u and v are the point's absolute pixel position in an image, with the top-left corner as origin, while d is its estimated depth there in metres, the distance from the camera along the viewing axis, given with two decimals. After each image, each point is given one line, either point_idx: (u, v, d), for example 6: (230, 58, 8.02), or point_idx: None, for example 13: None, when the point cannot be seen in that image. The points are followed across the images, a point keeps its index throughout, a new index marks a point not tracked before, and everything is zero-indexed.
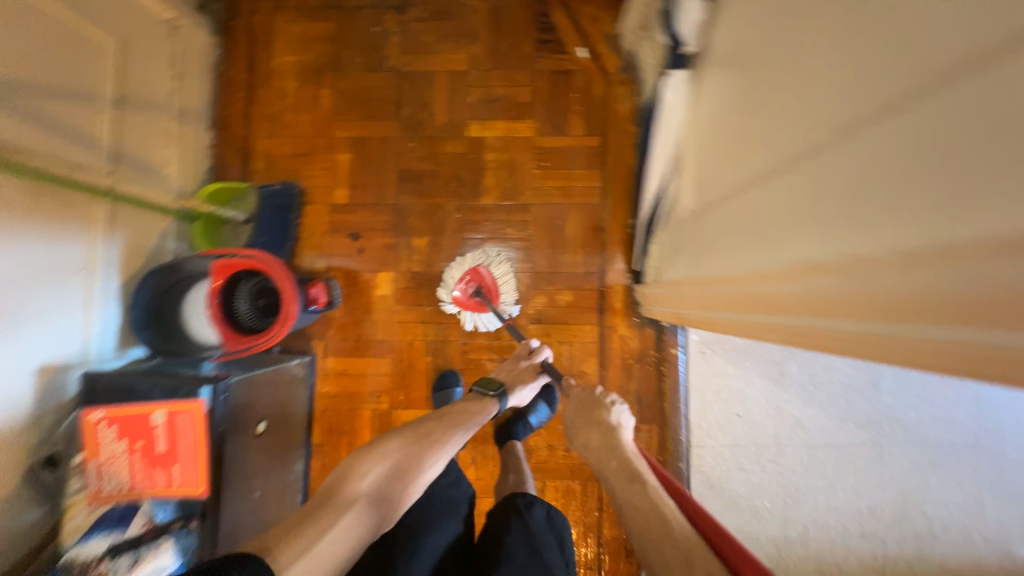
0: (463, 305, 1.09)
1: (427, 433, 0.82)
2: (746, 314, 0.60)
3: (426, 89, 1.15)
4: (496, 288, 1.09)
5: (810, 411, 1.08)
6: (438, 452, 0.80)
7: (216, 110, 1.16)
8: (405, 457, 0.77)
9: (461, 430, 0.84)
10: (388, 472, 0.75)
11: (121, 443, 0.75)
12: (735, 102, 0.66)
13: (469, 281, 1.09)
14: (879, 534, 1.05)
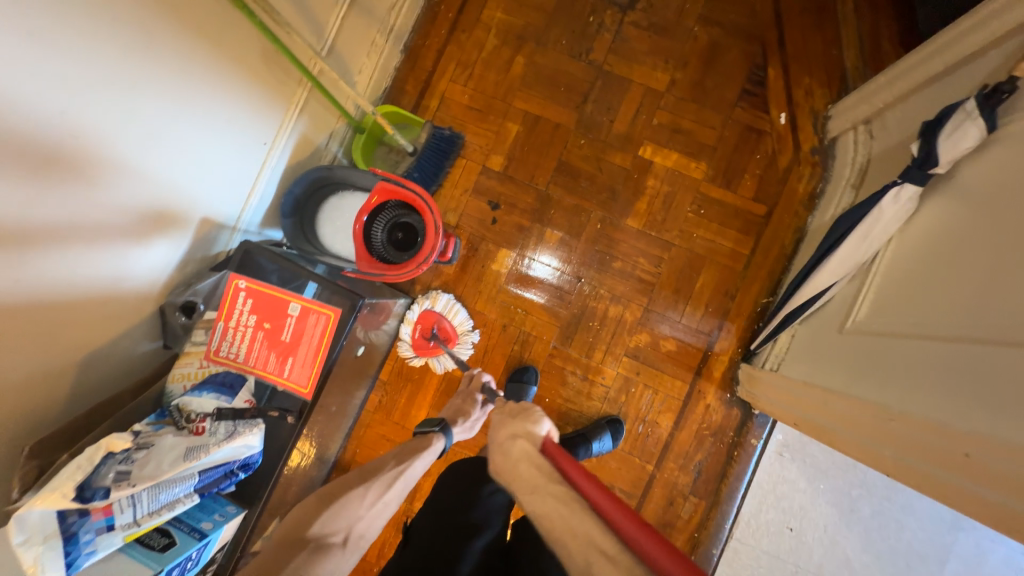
0: (421, 351, 1.11)
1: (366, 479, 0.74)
2: (920, 462, 0.59)
3: (616, 94, 1.13)
4: (451, 328, 1.11)
5: (863, 554, 1.04)
6: (376, 488, 0.74)
7: (415, 37, 1.16)
8: (340, 504, 0.70)
9: (403, 468, 0.77)
10: (326, 519, 0.68)
11: (252, 319, 0.78)
12: (967, 251, 0.65)
13: (421, 327, 1.12)
14: None
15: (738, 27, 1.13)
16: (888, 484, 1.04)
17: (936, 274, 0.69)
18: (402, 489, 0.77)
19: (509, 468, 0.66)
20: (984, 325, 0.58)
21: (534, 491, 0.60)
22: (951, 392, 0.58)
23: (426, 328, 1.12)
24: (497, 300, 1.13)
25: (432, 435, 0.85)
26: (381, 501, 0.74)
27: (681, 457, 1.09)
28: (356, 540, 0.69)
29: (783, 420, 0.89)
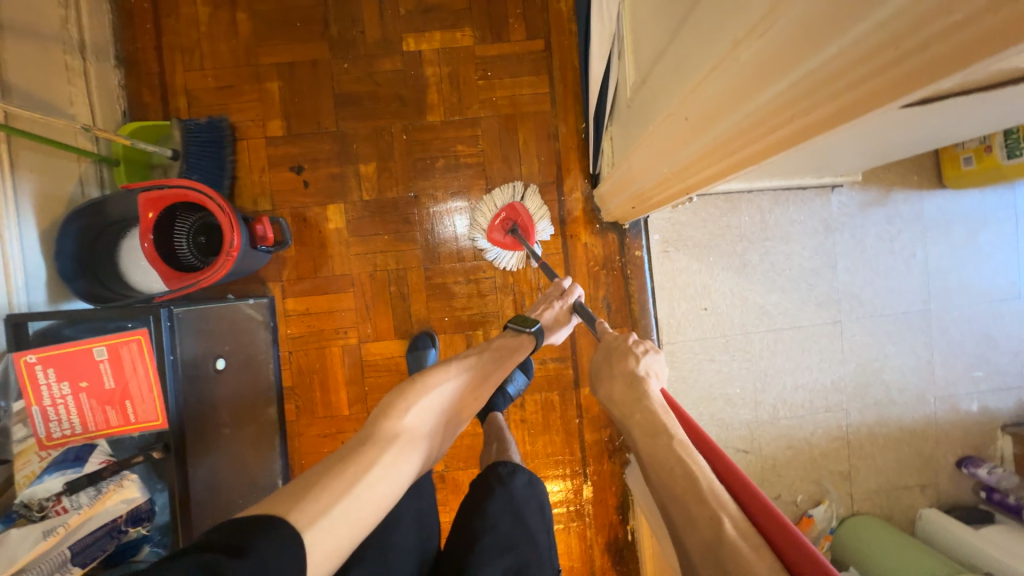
0: (501, 245, 1.07)
1: (465, 378, 0.79)
2: (659, 171, 0.68)
3: (353, 4, 1.07)
4: (530, 224, 1.05)
5: (772, 297, 1.11)
6: (473, 383, 0.80)
7: (122, 45, 1.04)
8: (441, 395, 0.75)
9: (496, 369, 0.83)
10: (429, 409, 0.72)
11: (63, 385, 0.71)
12: None
13: (503, 217, 1.06)
14: (844, 405, 1.14)
15: None
16: (762, 226, 1.10)
17: (637, 15, 0.72)
18: (489, 381, 0.82)
19: (634, 402, 0.67)
20: (661, 26, 0.62)
21: (655, 436, 0.61)
22: (662, 90, 0.61)
23: (508, 218, 1.07)
24: (353, 255, 1.09)
25: (525, 337, 0.89)
26: (472, 390, 0.80)
27: (588, 302, 1.11)
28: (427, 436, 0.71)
29: (626, 213, 0.96)
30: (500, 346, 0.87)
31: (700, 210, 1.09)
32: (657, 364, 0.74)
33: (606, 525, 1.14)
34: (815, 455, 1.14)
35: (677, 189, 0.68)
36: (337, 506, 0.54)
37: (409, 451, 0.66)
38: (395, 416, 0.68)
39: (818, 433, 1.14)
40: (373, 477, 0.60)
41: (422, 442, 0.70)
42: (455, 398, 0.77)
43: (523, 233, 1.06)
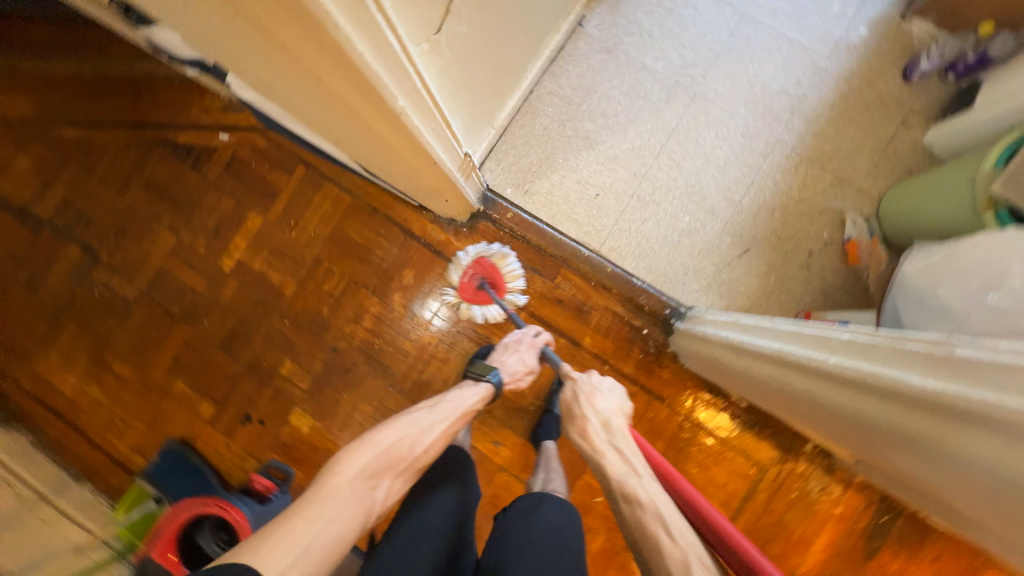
0: (470, 299, 1.10)
1: (427, 429, 0.79)
2: (410, 164, 0.72)
3: (171, 280, 1.18)
4: (498, 272, 1.09)
5: (631, 134, 1.10)
6: (427, 429, 0.79)
7: (70, 466, 1.16)
8: (392, 447, 0.74)
9: (450, 419, 0.82)
10: (371, 465, 0.71)
11: None
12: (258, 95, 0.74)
13: (474, 272, 1.09)
14: (773, 139, 1.09)
15: (134, 160, 1.20)
16: (566, 100, 1.11)
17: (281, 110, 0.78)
18: (442, 432, 0.80)
19: (601, 434, 0.74)
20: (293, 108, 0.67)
21: (606, 436, 0.73)
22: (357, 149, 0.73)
23: (476, 274, 1.10)
24: (337, 433, 1.12)
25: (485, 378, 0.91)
26: (425, 436, 0.78)
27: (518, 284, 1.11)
28: (375, 487, 0.70)
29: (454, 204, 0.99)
30: (459, 395, 0.87)
31: (516, 139, 1.11)
32: (610, 401, 0.80)
33: (717, 416, 1.07)
34: (798, 194, 1.08)
35: (431, 162, 0.72)
36: (295, 557, 0.57)
37: (343, 505, 0.66)
38: (329, 474, 0.68)
39: (782, 177, 1.08)
40: (302, 534, 0.60)
41: (363, 495, 0.68)
42: (414, 445, 0.76)
43: (494, 287, 1.09)
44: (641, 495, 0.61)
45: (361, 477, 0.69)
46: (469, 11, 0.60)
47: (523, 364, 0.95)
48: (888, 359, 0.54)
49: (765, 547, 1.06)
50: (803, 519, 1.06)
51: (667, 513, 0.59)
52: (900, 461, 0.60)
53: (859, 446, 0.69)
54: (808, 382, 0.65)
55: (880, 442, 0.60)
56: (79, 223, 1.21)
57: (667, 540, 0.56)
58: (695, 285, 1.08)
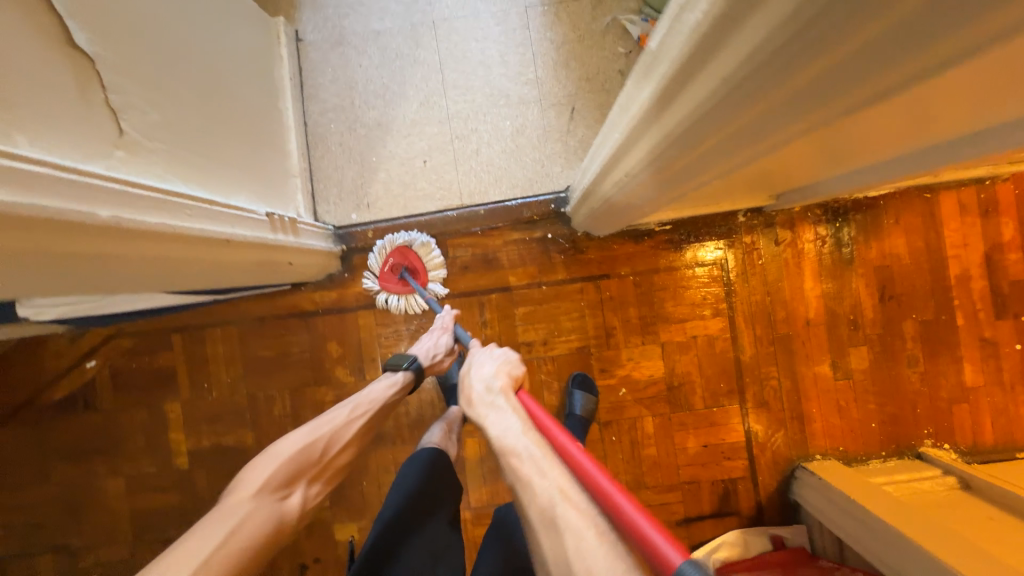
0: (389, 287, 1.07)
1: (352, 425, 0.79)
2: (230, 261, 0.73)
3: (149, 513, 1.13)
4: (421, 265, 1.08)
5: (413, 94, 1.09)
6: (343, 423, 0.78)
7: None
8: (297, 452, 0.71)
9: (361, 413, 0.81)
10: (279, 473, 0.68)
11: None
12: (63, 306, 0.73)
13: (393, 261, 1.07)
14: (522, 8, 1.10)
15: (34, 444, 1.14)
16: (340, 109, 1.09)
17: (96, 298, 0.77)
18: (344, 425, 0.78)
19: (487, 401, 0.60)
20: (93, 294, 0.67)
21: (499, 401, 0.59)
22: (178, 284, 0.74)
23: (398, 263, 1.07)
24: None
25: (405, 372, 0.89)
26: (337, 437, 0.77)
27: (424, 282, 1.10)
28: (289, 484, 0.68)
29: (316, 263, 0.98)
30: (383, 390, 0.85)
31: (326, 172, 1.09)
32: (493, 363, 0.66)
33: (655, 253, 1.10)
34: (575, 35, 1.09)
35: (243, 243, 0.73)
36: (194, 568, 0.53)
37: (261, 508, 0.63)
38: (245, 481, 0.66)
39: (552, 31, 1.09)
40: (190, 545, 0.55)
41: (277, 499, 0.66)
42: (321, 443, 0.75)
43: (415, 276, 1.08)
44: (516, 452, 0.50)
45: (279, 479, 0.67)
46: (139, 93, 0.60)
47: (438, 347, 0.94)
48: (633, 96, 0.47)
49: (773, 318, 1.09)
50: (782, 273, 1.09)
51: (563, 483, 0.46)
52: (797, 144, 0.49)
53: (769, 162, 0.59)
54: (644, 180, 0.57)
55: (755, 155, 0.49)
56: (32, 533, 1.14)
57: (571, 511, 0.43)
58: (558, 167, 1.09)
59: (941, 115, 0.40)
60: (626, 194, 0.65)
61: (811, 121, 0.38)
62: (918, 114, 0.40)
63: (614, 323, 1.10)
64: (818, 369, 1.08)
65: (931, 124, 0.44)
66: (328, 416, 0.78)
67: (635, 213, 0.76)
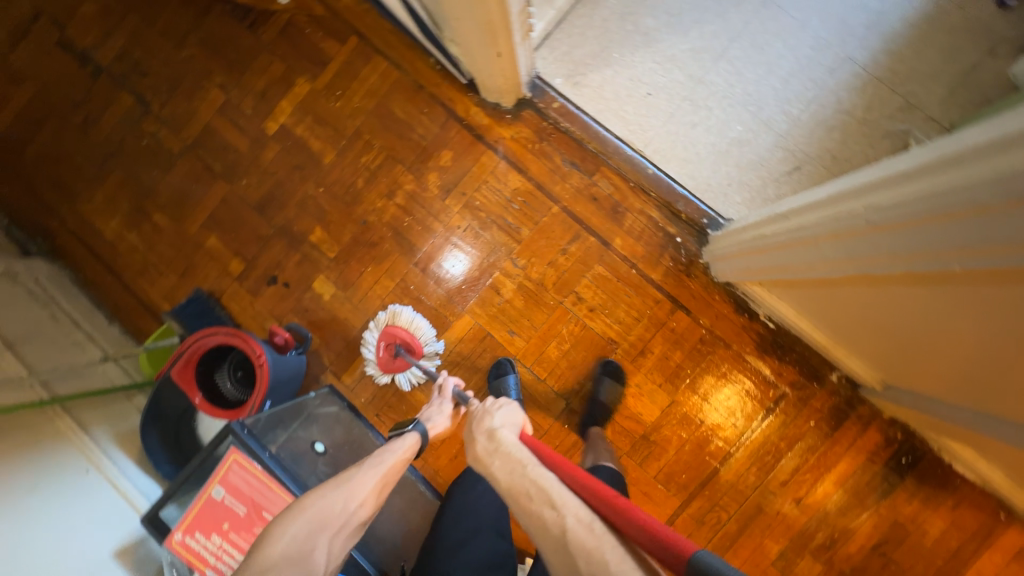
0: (387, 367, 1.10)
1: (376, 482, 0.74)
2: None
3: (216, 139, 1.21)
4: (413, 339, 1.09)
5: (693, 35, 1.06)
6: (354, 482, 0.72)
7: (102, 304, 1.20)
8: (318, 513, 0.68)
9: (382, 474, 0.75)
10: (302, 531, 0.66)
11: (215, 537, 0.77)
12: None
13: (386, 342, 1.10)
14: (843, 54, 1.02)
15: (194, 17, 1.22)
16: None
17: None
18: (373, 492, 0.73)
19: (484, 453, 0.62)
20: None
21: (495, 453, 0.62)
22: None
23: (389, 342, 1.10)
24: (357, 306, 1.16)
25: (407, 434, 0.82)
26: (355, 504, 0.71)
27: (555, 177, 1.10)
28: (309, 546, 0.65)
29: (507, 77, 0.97)
30: (384, 451, 0.78)
31: (572, 28, 1.08)
32: (502, 414, 0.69)
33: (740, 333, 1.05)
34: (862, 115, 1.01)
35: None
36: None
37: None
38: (258, 558, 0.63)
39: (848, 95, 1.02)
40: None
41: (300, 568, 0.63)
42: (340, 506, 0.70)
43: (410, 352, 1.10)
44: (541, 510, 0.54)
45: (298, 552, 0.64)
46: None
47: (443, 414, 0.88)
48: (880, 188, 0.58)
49: (773, 472, 1.04)
50: (818, 448, 1.03)
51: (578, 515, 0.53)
52: (913, 316, 0.67)
53: (885, 319, 0.74)
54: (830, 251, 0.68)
55: (896, 295, 0.66)
56: (136, 73, 1.24)
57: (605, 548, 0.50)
58: (739, 197, 1.04)
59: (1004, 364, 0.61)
60: (789, 252, 0.77)
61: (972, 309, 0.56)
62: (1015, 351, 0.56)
63: (655, 349, 1.07)
64: (767, 544, 1.03)
65: (995, 368, 0.63)
66: (346, 474, 0.73)
67: (757, 275, 0.90)
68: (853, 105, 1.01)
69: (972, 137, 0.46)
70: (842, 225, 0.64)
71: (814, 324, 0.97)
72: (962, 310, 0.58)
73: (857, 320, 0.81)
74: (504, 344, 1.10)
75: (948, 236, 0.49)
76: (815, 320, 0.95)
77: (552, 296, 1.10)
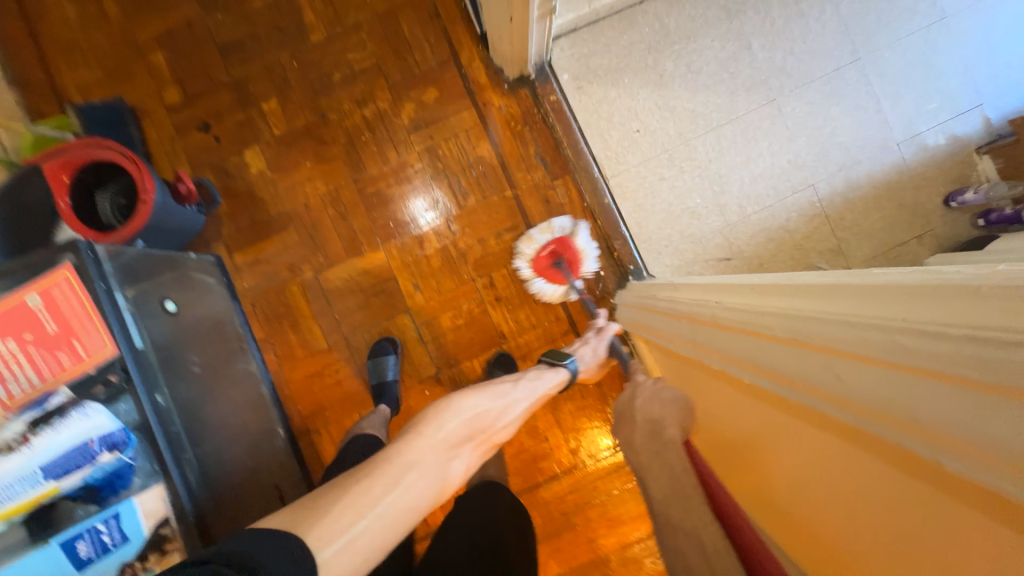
0: (540, 271, 1.07)
1: (515, 408, 0.79)
2: None
3: None
4: (577, 255, 1.07)
5: (697, 99, 1.09)
6: (509, 406, 0.78)
7: (7, 64, 1.07)
8: (475, 414, 0.71)
9: (534, 398, 0.82)
10: (461, 429, 0.67)
11: (7, 341, 0.68)
12: None
13: (554, 248, 1.07)
14: (809, 180, 1.09)
15: None
16: (665, 31, 1.08)
17: None
18: (519, 415, 0.80)
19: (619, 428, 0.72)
20: None
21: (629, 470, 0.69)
22: None
23: (557, 250, 1.07)
24: (280, 195, 1.10)
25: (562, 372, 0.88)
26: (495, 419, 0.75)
27: (522, 164, 1.10)
28: (456, 448, 0.66)
29: (514, 46, 0.96)
30: (531, 375, 0.85)
31: (598, 35, 1.08)
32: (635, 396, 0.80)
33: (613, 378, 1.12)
34: (797, 240, 1.09)
35: None
36: (364, 519, 0.51)
37: (435, 466, 0.61)
38: (410, 440, 0.61)
39: (795, 217, 1.09)
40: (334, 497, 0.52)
41: (448, 458, 0.63)
42: (489, 425, 0.73)
43: (569, 267, 1.07)
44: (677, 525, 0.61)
45: (449, 440, 0.65)
46: None
47: (595, 355, 0.96)
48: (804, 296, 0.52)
49: (584, 506, 1.12)
50: (629, 502, 1.12)
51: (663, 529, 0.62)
52: (743, 431, 0.65)
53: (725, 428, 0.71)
54: (727, 341, 0.63)
55: (790, 436, 0.54)
56: None
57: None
58: (667, 260, 1.09)
59: (817, 559, 0.51)
60: (692, 325, 0.72)
61: (803, 465, 0.52)
62: (806, 516, 0.53)
63: (535, 359, 1.11)
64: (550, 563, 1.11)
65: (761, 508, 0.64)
66: (501, 387, 0.78)
67: (681, 345, 0.78)
68: (794, 228, 1.09)
69: (884, 275, 0.44)
70: (795, 329, 0.49)
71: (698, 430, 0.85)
72: (789, 451, 0.54)
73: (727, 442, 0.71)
74: (405, 294, 1.10)
75: (923, 407, 0.35)
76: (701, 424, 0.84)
77: (469, 271, 1.11)
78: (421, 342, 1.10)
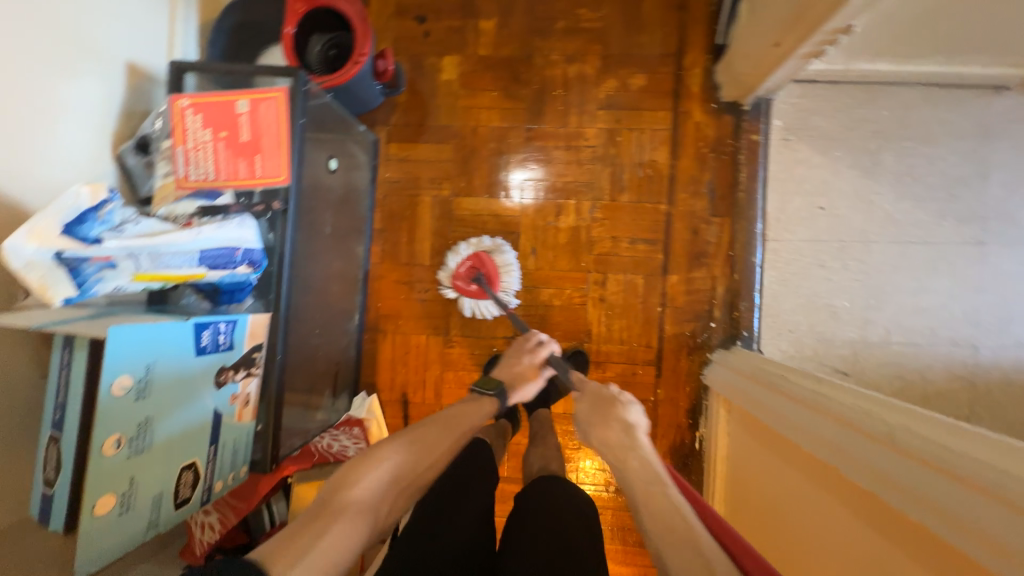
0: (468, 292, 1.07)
1: (444, 445, 0.74)
2: None
3: None
4: (496, 272, 1.07)
5: (899, 204, 1.00)
6: (436, 446, 0.73)
7: None
8: (400, 465, 0.67)
9: (458, 435, 0.76)
10: (384, 481, 0.64)
11: (206, 132, 0.73)
12: None
13: (468, 266, 1.08)
14: (974, 340, 0.98)
15: None
16: (903, 121, 0.99)
17: None
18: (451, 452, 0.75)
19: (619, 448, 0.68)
20: None
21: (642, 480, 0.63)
22: None
23: (473, 266, 1.08)
24: (455, 110, 1.12)
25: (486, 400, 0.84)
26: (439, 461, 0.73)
27: (690, 186, 1.07)
28: (380, 499, 0.62)
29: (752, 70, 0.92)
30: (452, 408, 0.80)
31: (833, 96, 1.01)
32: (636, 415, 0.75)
33: (670, 427, 1.08)
34: (928, 394, 0.98)
35: None
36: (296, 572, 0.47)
37: (359, 518, 0.57)
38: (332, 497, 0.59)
39: (938, 371, 0.98)
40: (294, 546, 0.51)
41: (374, 509, 0.60)
42: (416, 471, 0.69)
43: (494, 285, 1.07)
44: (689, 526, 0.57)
45: (374, 493, 0.61)
46: None
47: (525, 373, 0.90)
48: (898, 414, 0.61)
49: None
50: (625, 547, 1.09)
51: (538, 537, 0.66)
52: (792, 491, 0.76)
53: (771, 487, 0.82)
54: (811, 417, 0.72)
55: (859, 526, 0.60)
56: None
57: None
58: (784, 344, 1.03)
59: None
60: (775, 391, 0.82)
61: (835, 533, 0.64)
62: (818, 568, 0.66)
63: (609, 370, 1.08)
64: None
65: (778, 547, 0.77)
66: (416, 431, 0.73)
67: (832, 454, 0.65)
68: (932, 381, 0.98)
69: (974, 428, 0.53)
70: (937, 454, 0.50)
71: (769, 512, 0.80)
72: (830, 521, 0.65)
73: (821, 544, 0.66)
74: (518, 253, 1.10)
75: (968, 519, 0.44)
76: (775, 507, 0.79)
77: (587, 261, 1.09)
78: (513, 302, 1.10)
